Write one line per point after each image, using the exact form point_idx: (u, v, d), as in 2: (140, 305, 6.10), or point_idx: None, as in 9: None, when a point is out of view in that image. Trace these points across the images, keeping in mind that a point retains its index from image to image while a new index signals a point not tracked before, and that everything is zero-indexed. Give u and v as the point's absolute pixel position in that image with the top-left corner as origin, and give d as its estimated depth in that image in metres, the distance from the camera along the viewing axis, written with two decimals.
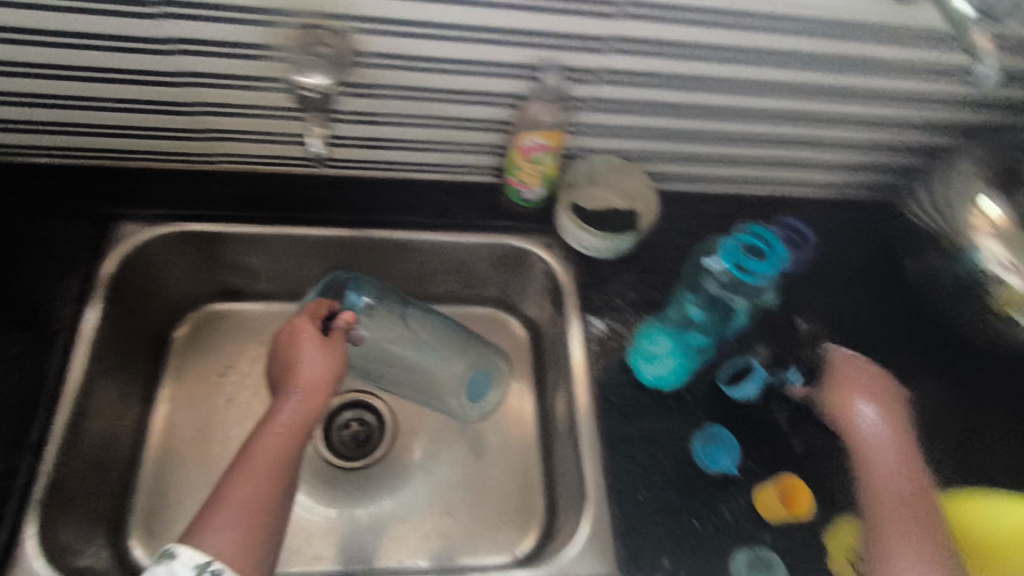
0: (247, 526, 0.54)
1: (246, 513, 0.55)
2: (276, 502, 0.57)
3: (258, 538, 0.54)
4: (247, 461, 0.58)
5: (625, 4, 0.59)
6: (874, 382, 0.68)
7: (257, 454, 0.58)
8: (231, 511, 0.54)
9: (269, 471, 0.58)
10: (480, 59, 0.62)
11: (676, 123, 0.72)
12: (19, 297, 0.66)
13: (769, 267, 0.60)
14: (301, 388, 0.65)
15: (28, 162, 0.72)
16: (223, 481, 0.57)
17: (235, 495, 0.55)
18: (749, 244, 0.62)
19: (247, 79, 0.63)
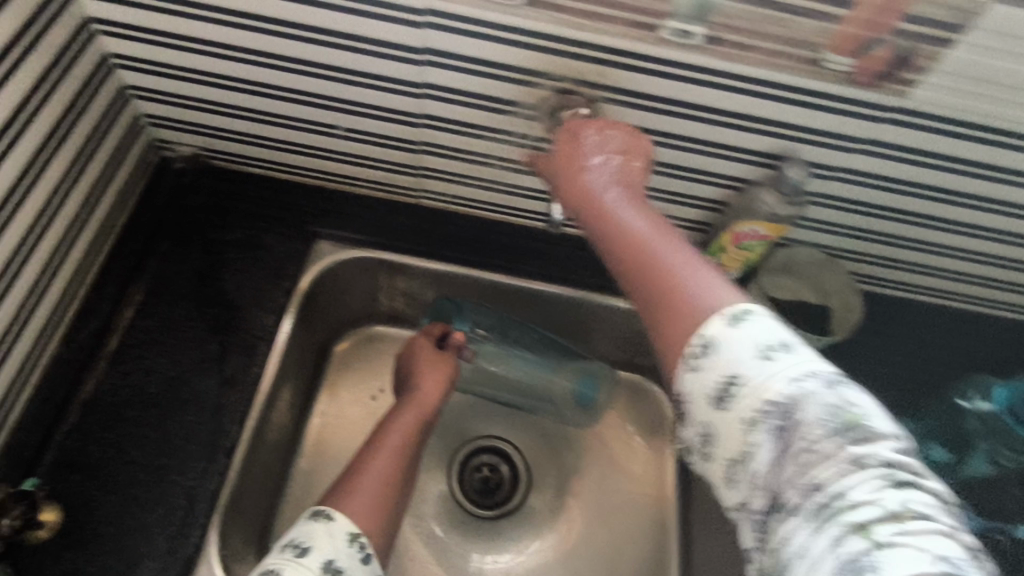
0: (373, 500, 0.60)
1: (375, 491, 0.60)
2: (398, 484, 0.63)
3: (383, 513, 0.59)
4: (372, 452, 0.64)
5: (894, 110, 0.56)
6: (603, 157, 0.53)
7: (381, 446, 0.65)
8: (365, 485, 0.60)
9: (393, 461, 0.64)
10: (722, 142, 0.61)
11: (899, 229, 0.69)
12: (229, 299, 0.69)
13: None
14: (418, 395, 0.71)
15: (250, 172, 0.76)
16: (355, 462, 0.63)
17: (366, 476, 0.61)
18: None
19: (482, 129, 0.64)
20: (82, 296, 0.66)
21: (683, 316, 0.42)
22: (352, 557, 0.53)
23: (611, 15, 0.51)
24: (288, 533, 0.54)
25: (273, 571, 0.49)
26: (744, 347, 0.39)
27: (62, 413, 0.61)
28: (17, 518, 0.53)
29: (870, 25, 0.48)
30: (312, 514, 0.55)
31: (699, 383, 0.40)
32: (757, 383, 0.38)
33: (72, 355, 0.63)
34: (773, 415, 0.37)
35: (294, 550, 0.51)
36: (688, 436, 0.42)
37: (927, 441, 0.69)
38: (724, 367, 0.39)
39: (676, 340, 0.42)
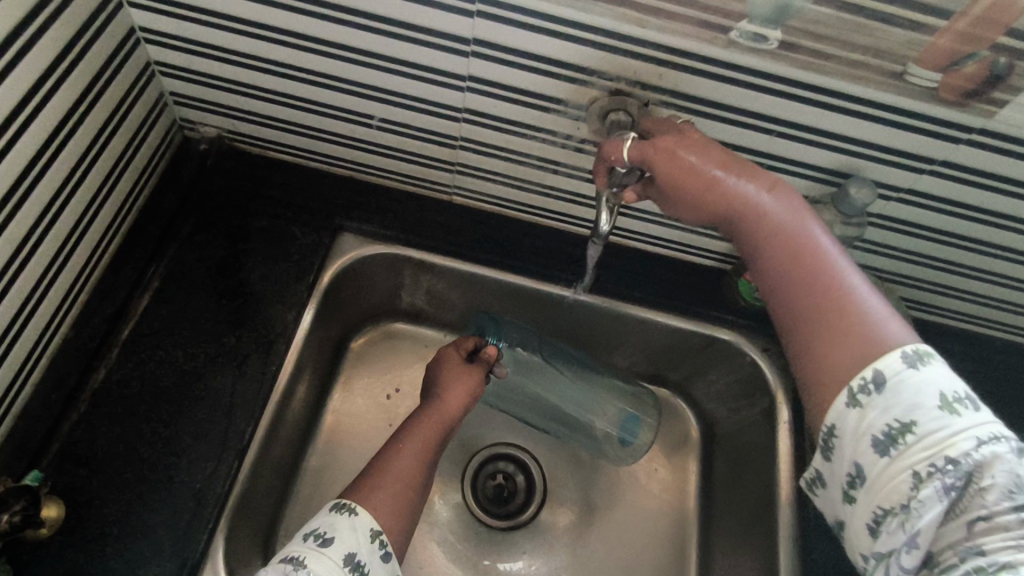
0: (389, 505, 0.57)
1: (390, 496, 0.57)
2: (417, 486, 0.60)
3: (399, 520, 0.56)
4: (389, 455, 0.61)
5: (976, 132, 0.51)
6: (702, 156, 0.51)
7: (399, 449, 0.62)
8: (383, 481, 0.58)
9: (412, 466, 0.61)
10: (783, 155, 0.57)
11: (961, 257, 0.64)
12: (250, 291, 0.66)
13: None
14: (443, 403, 0.67)
15: (276, 158, 0.73)
16: (377, 459, 0.61)
17: (382, 478, 0.58)
18: None
19: (526, 127, 0.61)
20: (97, 280, 0.63)
21: (850, 347, 0.44)
22: (373, 553, 0.53)
23: (679, 13, 0.48)
24: (312, 521, 0.54)
25: (296, 560, 0.49)
26: (929, 395, 0.41)
27: (70, 403, 0.58)
28: (17, 514, 0.50)
29: (964, 39, 0.45)
30: (336, 505, 0.55)
31: (865, 421, 0.42)
32: (936, 434, 0.40)
33: (83, 342, 0.60)
34: (947, 472, 0.39)
35: (316, 541, 0.51)
36: (833, 470, 0.45)
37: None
38: (900, 414, 0.41)
39: (836, 377, 0.44)
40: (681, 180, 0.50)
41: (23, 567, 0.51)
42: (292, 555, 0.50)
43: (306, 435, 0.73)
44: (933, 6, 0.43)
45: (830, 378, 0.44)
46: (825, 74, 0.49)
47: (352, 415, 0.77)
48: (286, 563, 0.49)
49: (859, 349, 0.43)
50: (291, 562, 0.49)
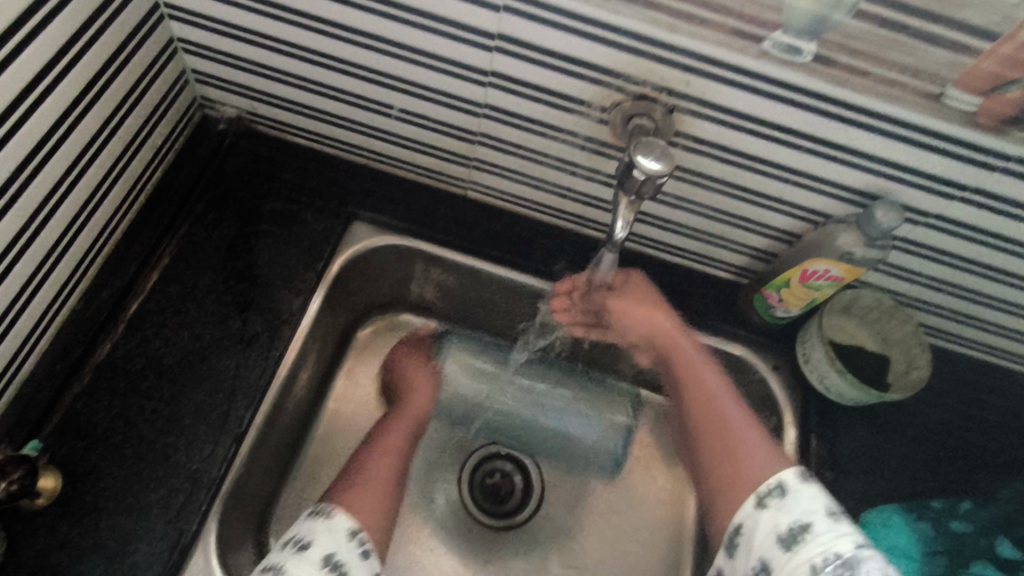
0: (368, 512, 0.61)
1: (366, 506, 0.61)
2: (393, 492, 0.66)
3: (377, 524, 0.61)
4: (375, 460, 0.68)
5: (1014, 160, 0.49)
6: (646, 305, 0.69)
7: (373, 462, 0.68)
8: (363, 494, 0.63)
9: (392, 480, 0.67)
10: (809, 171, 0.56)
11: (988, 289, 0.62)
12: (258, 275, 0.65)
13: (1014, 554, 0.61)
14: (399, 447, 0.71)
15: (292, 142, 0.73)
16: (361, 460, 0.68)
17: (355, 487, 0.63)
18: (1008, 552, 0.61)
19: (546, 126, 0.60)
20: (107, 254, 0.63)
21: (745, 460, 0.56)
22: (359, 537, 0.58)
23: (713, 20, 0.46)
24: (287, 536, 0.56)
25: (274, 568, 0.52)
26: (814, 506, 0.49)
27: (73, 375, 0.58)
28: (15, 482, 0.50)
29: (1011, 64, 0.43)
30: (310, 515, 0.58)
31: (770, 520, 0.50)
32: (825, 536, 0.47)
33: (90, 315, 0.60)
34: (835, 567, 0.45)
35: (294, 548, 0.54)
36: (735, 566, 0.51)
37: (993, 533, 0.62)
38: (798, 515, 0.49)
39: (746, 482, 0.53)
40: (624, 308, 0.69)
41: (18, 534, 0.52)
42: (274, 566, 0.53)
43: (305, 422, 0.73)
44: (981, 27, 0.41)
45: (741, 478, 0.54)
46: (859, 90, 0.48)
47: (352, 404, 0.77)
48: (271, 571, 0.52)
49: (749, 461, 0.55)
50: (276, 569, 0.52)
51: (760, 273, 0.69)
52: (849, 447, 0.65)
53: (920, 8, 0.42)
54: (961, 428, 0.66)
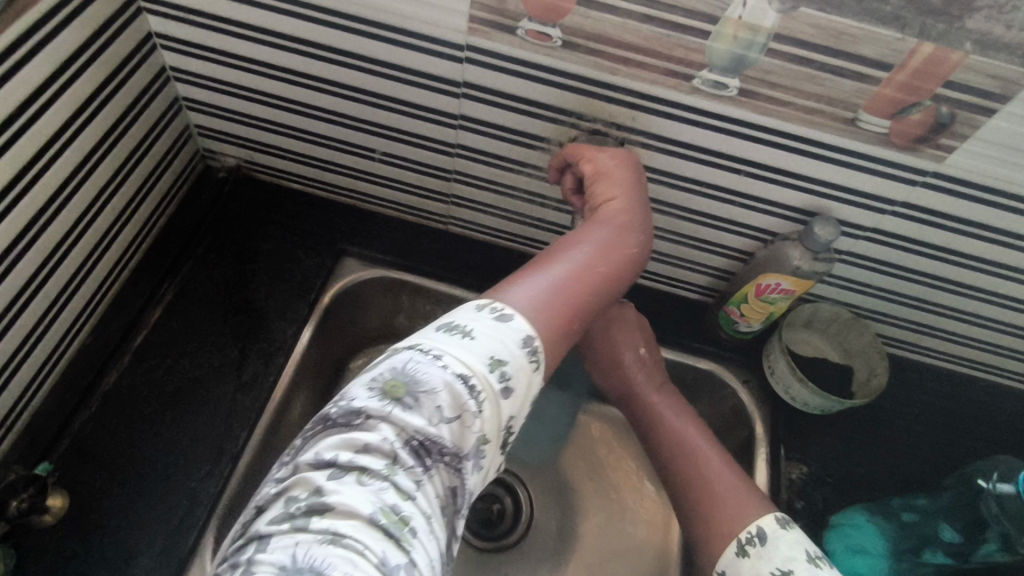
0: (562, 317, 0.49)
1: (552, 321, 0.48)
2: (568, 339, 0.50)
3: (565, 330, 0.49)
4: (554, 268, 0.52)
5: (930, 175, 0.54)
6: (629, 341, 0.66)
7: (567, 251, 0.53)
8: (544, 314, 0.48)
9: (620, 249, 0.55)
10: (752, 193, 0.61)
11: (935, 297, 0.66)
12: (255, 307, 0.71)
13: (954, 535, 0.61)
14: (593, 228, 0.55)
15: (287, 186, 0.79)
16: (549, 261, 0.52)
17: (544, 278, 0.51)
18: (947, 536, 0.61)
19: (513, 161, 0.66)
20: (116, 291, 0.68)
21: (727, 508, 0.53)
22: (525, 419, 0.46)
23: (646, 62, 0.52)
24: (497, 337, 0.44)
25: (472, 390, 0.41)
26: (795, 551, 0.47)
27: (82, 402, 0.62)
28: (25, 501, 0.55)
29: (907, 89, 0.49)
30: (524, 341, 0.45)
31: (749, 569, 0.48)
32: None
33: (99, 347, 0.65)
34: None
35: (499, 383, 0.43)
36: None
37: (936, 520, 0.63)
38: (777, 562, 0.47)
39: (726, 527, 0.52)
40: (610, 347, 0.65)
41: (26, 551, 0.55)
42: (471, 378, 0.42)
43: None
44: (875, 60, 0.48)
45: (723, 522, 0.52)
46: (781, 118, 0.54)
47: None
48: (463, 388, 0.41)
49: (730, 510, 0.53)
50: (468, 391, 0.41)
51: (723, 291, 0.73)
52: (818, 454, 0.69)
53: (820, 45, 0.48)
54: (921, 433, 0.70)
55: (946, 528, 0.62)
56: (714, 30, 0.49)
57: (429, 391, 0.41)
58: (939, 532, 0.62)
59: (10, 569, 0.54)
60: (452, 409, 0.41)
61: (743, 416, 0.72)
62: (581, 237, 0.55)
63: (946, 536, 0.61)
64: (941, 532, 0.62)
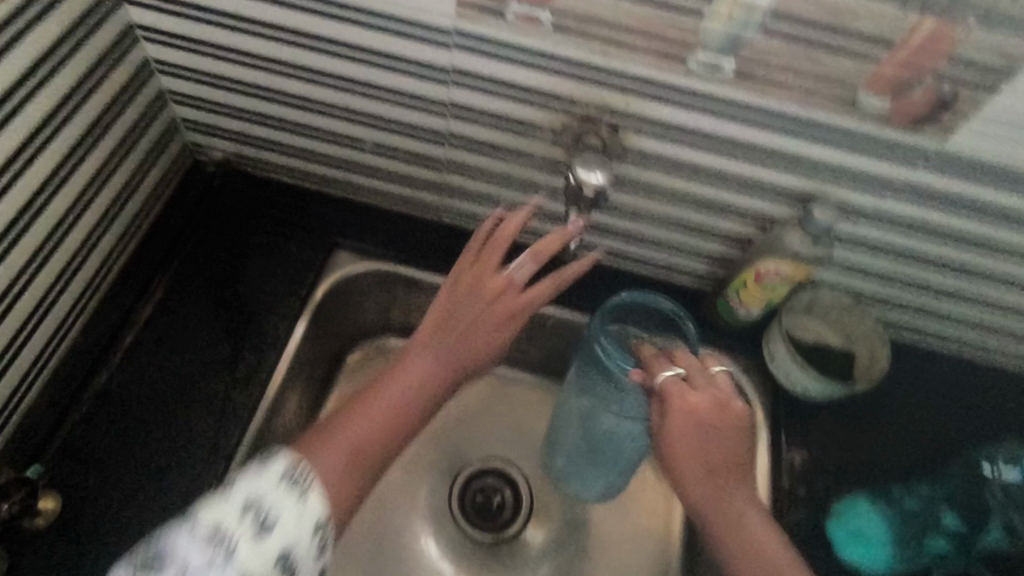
0: (341, 467, 0.51)
1: (340, 456, 0.52)
2: (360, 474, 0.52)
3: (358, 465, 0.52)
4: (382, 386, 0.56)
5: (933, 155, 0.53)
6: (693, 420, 0.60)
7: (406, 360, 0.57)
8: (326, 457, 0.51)
9: (441, 376, 0.57)
10: (749, 178, 0.60)
11: (936, 280, 0.65)
12: (246, 303, 0.70)
13: (956, 521, 0.62)
14: (428, 344, 0.58)
15: (276, 178, 0.78)
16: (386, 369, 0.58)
17: (350, 421, 0.54)
18: (950, 522, 0.62)
19: (505, 149, 0.65)
20: (105, 290, 0.67)
21: None
22: (315, 540, 0.47)
23: (639, 45, 0.51)
24: (252, 487, 0.47)
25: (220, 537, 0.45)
26: None
27: (72, 403, 0.62)
28: (16, 504, 0.54)
29: (909, 67, 0.47)
30: (283, 473, 0.49)
31: None
32: None
33: (89, 347, 0.65)
34: None
35: (253, 522, 0.45)
36: None
37: (939, 505, 0.62)
38: None
39: None
40: (689, 436, 0.60)
41: (19, 554, 0.55)
42: (221, 532, 0.45)
43: None
44: (875, 36, 0.46)
45: None
46: (778, 100, 0.52)
47: None
48: (210, 538, 0.44)
49: None
50: (218, 539, 0.45)
51: (721, 278, 0.72)
52: (819, 441, 0.68)
53: (818, 22, 0.46)
54: (923, 417, 0.70)
55: (949, 514, 0.62)
56: (709, 9, 0.47)
57: (174, 556, 0.44)
58: (941, 518, 0.62)
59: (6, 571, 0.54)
60: (201, 559, 0.44)
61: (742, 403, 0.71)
62: (412, 348, 0.58)
63: (949, 521, 0.62)
64: (944, 517, 0.62)
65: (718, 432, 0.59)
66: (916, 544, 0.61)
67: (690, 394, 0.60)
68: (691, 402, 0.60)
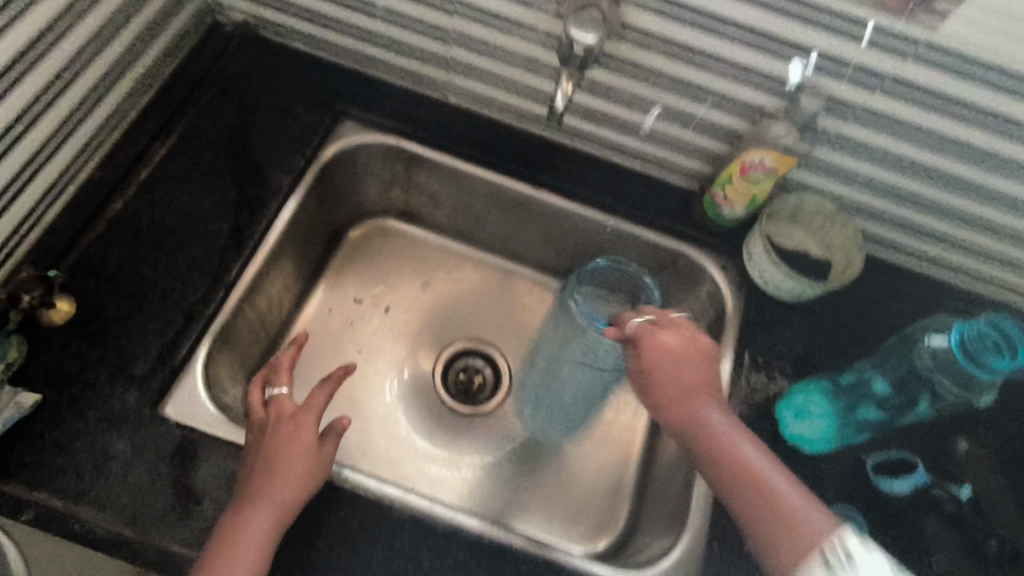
0: None
1: None
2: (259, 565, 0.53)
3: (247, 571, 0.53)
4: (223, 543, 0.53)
5: (923, 46, 0.54)
6: (676, 367, 0.62)
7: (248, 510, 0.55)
8: None
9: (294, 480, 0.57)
10: (745, 63, 0.61)
11: (918, 190, 0.66)
12: (253, 156, 0.74)
13: (884, 386, 0.64)
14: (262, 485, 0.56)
15: (292, 45, 0.81)
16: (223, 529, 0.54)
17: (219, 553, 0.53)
18: (880, 390, 0.64)
19: (511, 22, 0.67)
20: (123, 128, 0.71)
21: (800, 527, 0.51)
22: None
23: None
24: None
25: None
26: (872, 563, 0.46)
27: (89, 224, 0.67)
28: (36, 297, 0.60)
29: None
30: None
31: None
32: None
33: (106, 177, 0.69)
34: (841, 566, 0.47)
35: None
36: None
37: (870, 375, 0.66)
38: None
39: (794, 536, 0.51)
40: (657, 347, 0.63)
41: (36, 343, 0.61)
42: None
43: (294, 302, 0.84)
44: None
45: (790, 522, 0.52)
46: None
47: (337, 296, 0.87)
48: None
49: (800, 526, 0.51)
50: None
51: (710, 177, 0.74)
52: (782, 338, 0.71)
53: None
54: (889, 326, 0.72)
55: (876, 381, 0.65)
56: None
57: None
58: (870, 386, 0.65)
59: (22, 355, 0.60)
60: None
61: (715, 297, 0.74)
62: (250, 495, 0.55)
63: (876, 385, 0.65)
64: (871, 385, 0.65)
65: (687, 360, 0.62)
66: (852, 415, 0.64)
67: (660, 331, 0.63)
68: (663, 336, 0.63)
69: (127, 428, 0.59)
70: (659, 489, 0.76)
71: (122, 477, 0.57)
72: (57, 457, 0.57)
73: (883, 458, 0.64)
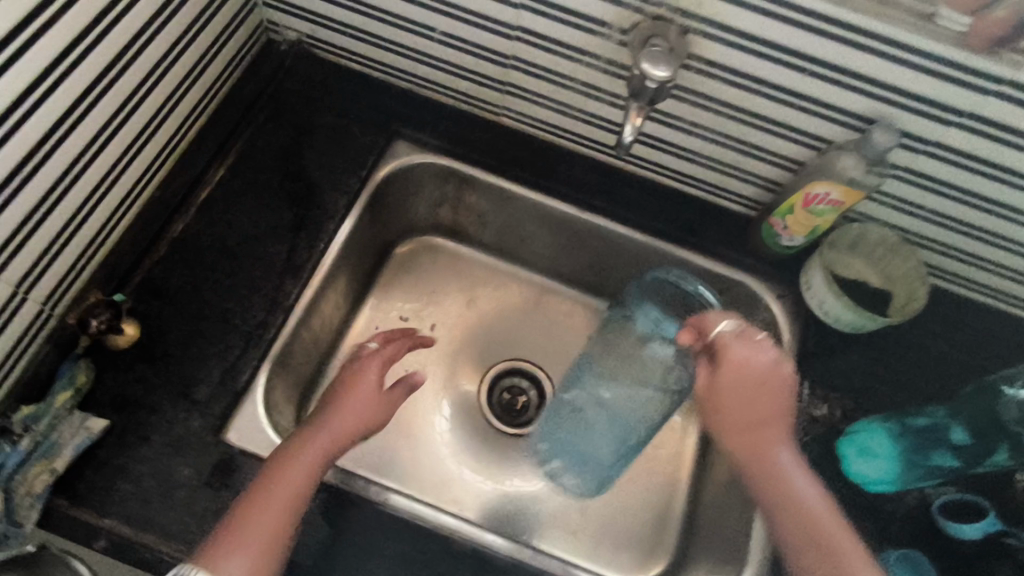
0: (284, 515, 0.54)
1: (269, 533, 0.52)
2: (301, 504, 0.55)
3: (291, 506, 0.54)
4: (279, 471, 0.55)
5: (1006, 85, 0.52)
6: (757, 386, 0.59)
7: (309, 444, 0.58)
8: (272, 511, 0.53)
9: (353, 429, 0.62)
10: (815, 95, 0.60)
11: (987, 224, 0.65)
12: (310, 177, 0.74)
13: (963, 436, 0.60)
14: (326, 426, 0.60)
15: (345, 64, 0.81)
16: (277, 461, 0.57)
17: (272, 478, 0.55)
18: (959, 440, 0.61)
19: (573, 49, 0.66)
20: (183, 149, 0.72)
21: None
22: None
23: None
24: None
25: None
26: None
27: (152, 246, 0.68)
28: (103, 322, 0.61)
29: None
30: None
31: None
32: None
33: (167, 199, 0.70)
34: None
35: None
36: None
37: (949, 421, 0.62)
38: None
39: None
40: (755, 378, 0.60)
41: (103, 368, 0.62)
42: None
43: (344, 320, 0.84)
44: None
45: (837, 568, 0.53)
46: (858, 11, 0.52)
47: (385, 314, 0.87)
48: None
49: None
50: None
51: (769, 204, 0.73)
52: (841, 371, 0.70)
53: None
54: (951, 361, 0.70)
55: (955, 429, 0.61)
56: None
57: None
58: (948, 433, 0.61)
59: (90, 379, 0.61)
60: None
61: (772, 327, 0.73)
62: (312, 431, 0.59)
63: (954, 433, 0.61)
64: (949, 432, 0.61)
65: (761, 391, 0.60)
66: (921, 459, 0.61)
67: (740, 348, 0.60)
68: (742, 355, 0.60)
69: (193, 453, 0.59)
70: (711, 518, 0.76)
71: (189, 503, 0.58)
72: (125, 482, 0.58)
73: (951, 500, 0.63)
